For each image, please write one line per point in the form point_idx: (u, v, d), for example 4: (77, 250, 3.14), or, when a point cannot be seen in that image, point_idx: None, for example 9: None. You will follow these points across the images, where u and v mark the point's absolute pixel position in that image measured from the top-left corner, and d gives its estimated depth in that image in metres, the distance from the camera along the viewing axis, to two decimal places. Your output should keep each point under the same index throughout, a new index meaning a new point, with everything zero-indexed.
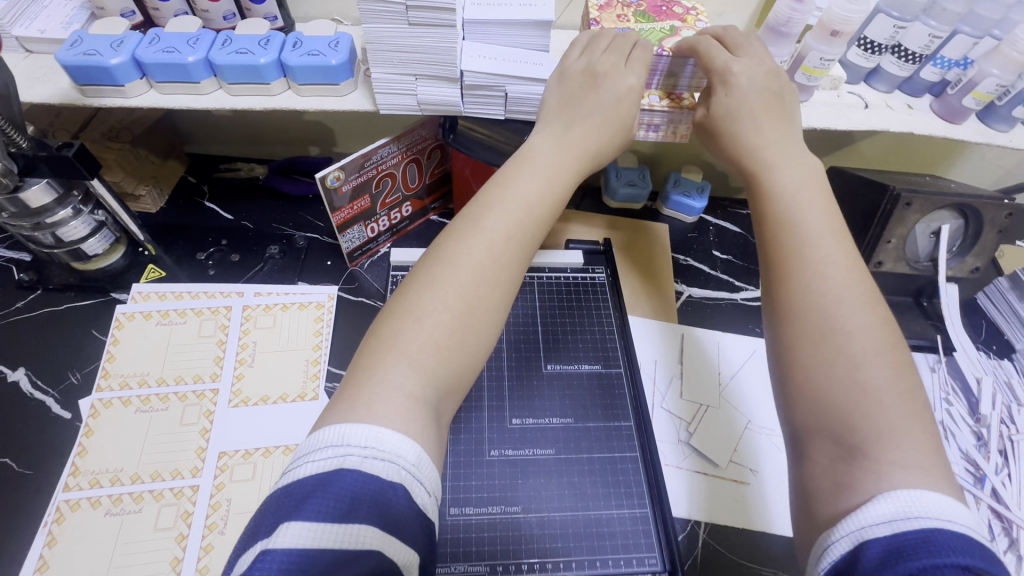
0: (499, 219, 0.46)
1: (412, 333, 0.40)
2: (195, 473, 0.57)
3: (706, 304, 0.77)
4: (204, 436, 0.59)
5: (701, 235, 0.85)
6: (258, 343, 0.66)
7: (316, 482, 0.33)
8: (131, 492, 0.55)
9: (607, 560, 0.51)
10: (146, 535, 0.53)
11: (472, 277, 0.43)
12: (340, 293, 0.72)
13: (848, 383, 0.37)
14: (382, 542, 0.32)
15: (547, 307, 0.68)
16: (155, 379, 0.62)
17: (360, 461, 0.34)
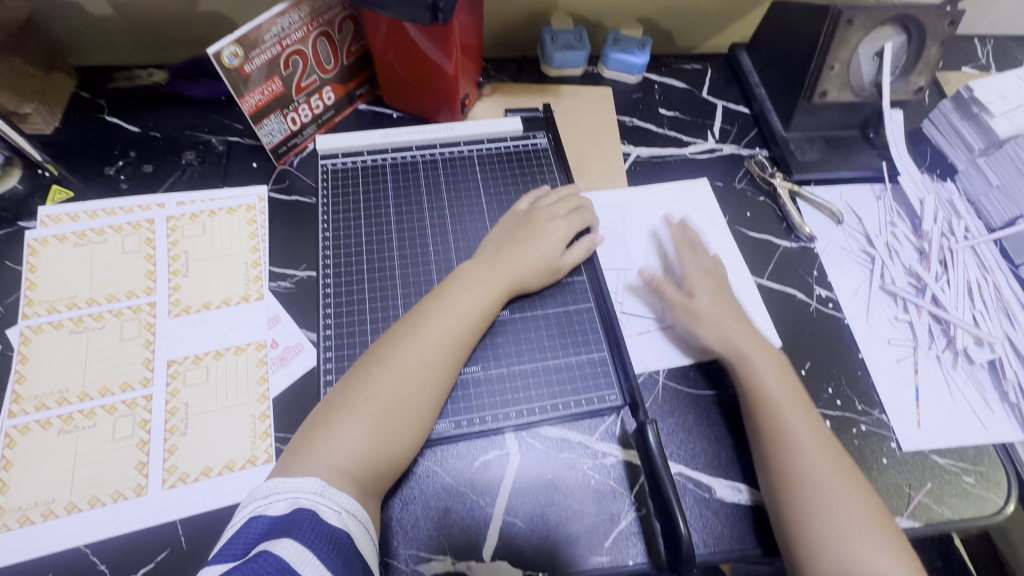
0: (423, 343, 0.51)
1: (354, 407, 0.48)
2: (146, 384, 0.55)
3: (656, 163, 0.76)
4: (149, 348, 0.57)
5: (646, 95, 0.82)
6: (190, 252, 0.62)
7: (269, 522, 0.41)
8: (81, 409, 0.54)
9: (569, 401, 0.55)
10: (106, 446, 0.52)
11: (409, 377, 0.50)
12: (271, 193, 0.68)
13: (816, 506, 0.49)
14: (299, 556, 0.37)
15: (489, 177, 0.65)
16: (85, 301, 0.59)
17: (278, 510, 0.42)
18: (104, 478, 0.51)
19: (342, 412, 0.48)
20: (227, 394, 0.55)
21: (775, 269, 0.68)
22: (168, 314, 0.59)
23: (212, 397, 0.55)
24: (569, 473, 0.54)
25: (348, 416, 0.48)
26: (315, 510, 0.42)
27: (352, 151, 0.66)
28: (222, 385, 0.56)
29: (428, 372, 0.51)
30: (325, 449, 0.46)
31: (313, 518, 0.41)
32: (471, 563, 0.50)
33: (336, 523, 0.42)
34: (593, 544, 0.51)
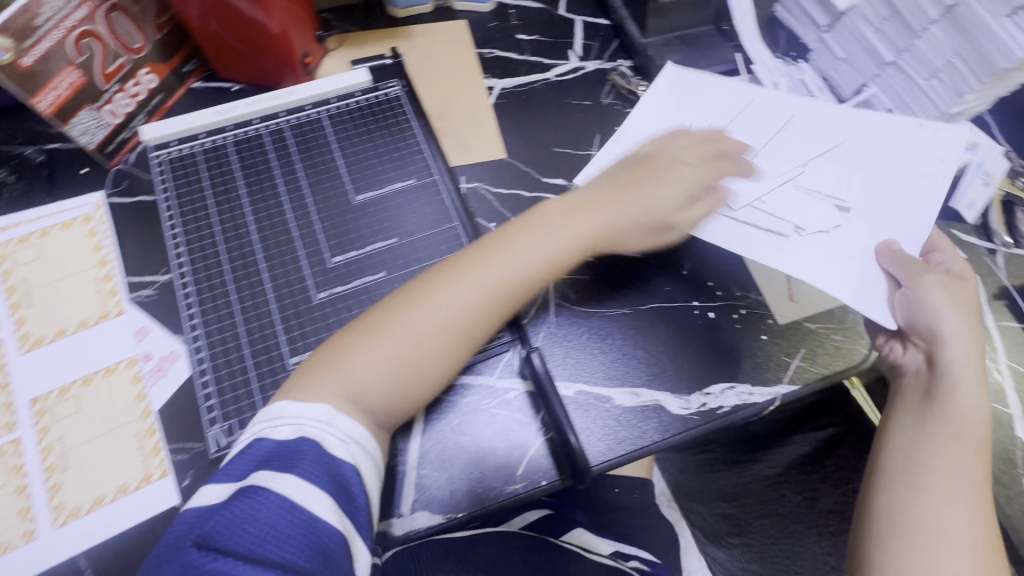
0: (487, 272, 0.51)
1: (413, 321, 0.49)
2: (12, 428, 0.52)
3: (521, 92, 0.73)
4: (6, 389, 0.53)
5: (502, 22, 0.78)
6: (28, 279, 0.57)
7: (272, 454, 0.42)
8: None
9: None
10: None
11: (478, 296, 0.50)
12: (109, 198, 0.62)
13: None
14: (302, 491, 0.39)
15: (343, 137, 0.62)
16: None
17: (269, 429, 0.44)
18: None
19: (359, 347, 0.48)
20: (105, 418, 0.53)
21: None
22: (21, 351, 0.55)
23: (89, 426, 0.52)
24: (474, 415, 0.55)
25: (384, 341, 0.48)
26: (321, 441, 0.43)
27: (187, 135, 0.60)
28: (98, 411, 0.53)
29: (429, 347, 0.49)
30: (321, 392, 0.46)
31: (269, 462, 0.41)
32: (390, 521, 0.51)
33: (343, 454, 0.43)
34: (509, 473, 0.53)
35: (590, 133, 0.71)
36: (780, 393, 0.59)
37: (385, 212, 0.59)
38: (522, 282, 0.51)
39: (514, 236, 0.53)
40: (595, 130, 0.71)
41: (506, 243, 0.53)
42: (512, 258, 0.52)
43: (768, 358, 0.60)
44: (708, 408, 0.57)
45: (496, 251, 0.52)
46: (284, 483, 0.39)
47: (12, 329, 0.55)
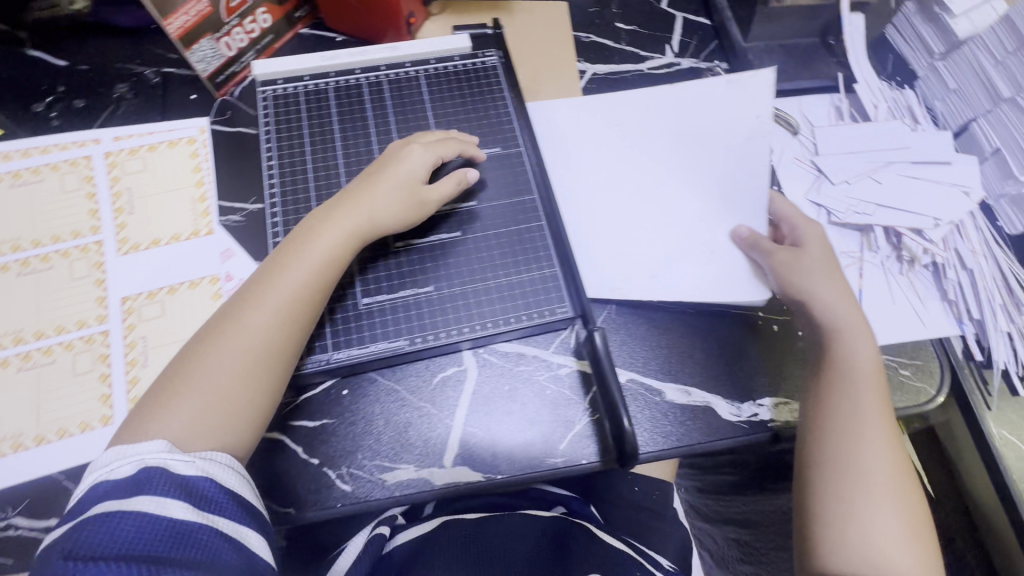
0: (283, 285, 0.49)
1: (229, 335, 0.48)
2: (102, 320, 0.56)
3: (613, 80, 0.73)
4: (101, 286, 0.57)
5: (603, 8, 0.78)
6: (133, 189, 0.61)
7: (109, 489, 0.40)
8: (40, 347, 0.54)
9: (522, 315, 0.56)
10: (67, 380, 0.53)
11: (266, 325, 0.48)
12: (213, 126, 0.65)
13: None
14: (157, 503, 0.39)
15: (436, 97, 0.63)
16: (29, 242, 0.58)
17: (108, 471, 0.41)
18: (72, 409, 0.52)
19: (193, 374, 0.46)
20: (186, 326, 0.56)
21: None
22: (120, 253, 0.59)
23: (171, 331, 0.56)
24: (522, 384, 0.56)
25: (205, 364, 0.47)
26: (167, 467, 0.41)
27: (292, 77, 0.63)
28: (180, 318, 0.57)
29: (232, 381, 0.46)
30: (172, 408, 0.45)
31: (141, 485, 0.40)
32: (433, 470, 0.53)
33: (190, 471, 0.42)
34: (550, 445, 0.54)
35: None
36: None
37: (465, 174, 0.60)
38: (320, 269, 0.51)
39: (384, 204, 0.53)
40: None
41: (334, 238, 0.52)
42: (294, 272, 0.50)
43: None
44: (758, 420, 0.56)
45: (298, 249, 0.51)
46: (181, 506, 0.40)
47: (115, 231, 0.59)
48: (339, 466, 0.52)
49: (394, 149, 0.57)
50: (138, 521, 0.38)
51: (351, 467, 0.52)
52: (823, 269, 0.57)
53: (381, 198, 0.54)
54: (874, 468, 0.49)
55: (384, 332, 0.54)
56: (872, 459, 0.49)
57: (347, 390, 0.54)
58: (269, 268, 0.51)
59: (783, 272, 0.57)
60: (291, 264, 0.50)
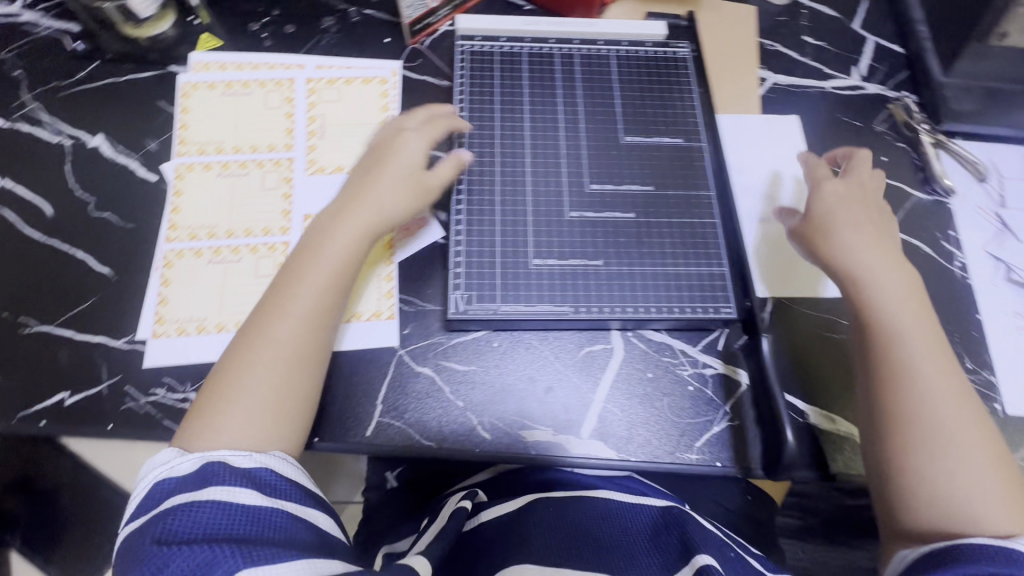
0: (318, 268, 0.51)
1: (269, 342, 0.48)
2: (285, 232, 0.59)
3: (793, 93, 0.71)
4: (287, 200, 0.61)
5: (792, 19, 0.76)
6: (326, 116, 0.64)
7: (174, 486, 0.42)
8: (229, 244, 0.58)
9: (684, 306, 0.56)
10: (248, 280, 0.57)
11: (292, 330, 0.48)
12: (404, 71, 0.68)
13: (938, 457, 0.47)
14: (225, 493, 0.41)
15: (625, 78, 0.64)
16: (232, 149, 0.62)
17: (174, 468, 0.43)
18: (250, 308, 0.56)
19: (240, 381, 0.47)
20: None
21: (902, 219, 0.66)
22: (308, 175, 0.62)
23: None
24: (666, 375, 0.56)
25: (249, 372, 0.47)
26: (226, 462, 0.43)
27: (491, 35, 0.65)
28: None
29: (281, 384, 0.47)
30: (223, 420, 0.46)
31: (207, 480, 0.42)
32: (570, 438, 0.54)
33: (251, 462, 0.44)
34: (687, 440, 0.54)
35: None
36: None
37: (645, 158, 0.60)
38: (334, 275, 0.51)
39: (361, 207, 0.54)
40: None
41: (308, 239, 0.52)
42: (316, 275, 0.50)
43: None
44: None
45: (313, 256, 0.51)
46: (249, 495, 0.42)
47: (306, 153, 0.63)
48: (480, 413, 0.54)
49: (385, 145, 0.57)
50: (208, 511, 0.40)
51: (492, 418, 0.54)
52: (866, 236, 0.55)
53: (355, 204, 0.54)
54: (951, 431, 0.47)
55: (549, 294, 0.55)
56: (940, 417, 0.48)
57: (498, 342, 0.56)
58: (288, 271, 0.51)
59: (816, 241, 0.56)
60: (315, 262, 0.51)
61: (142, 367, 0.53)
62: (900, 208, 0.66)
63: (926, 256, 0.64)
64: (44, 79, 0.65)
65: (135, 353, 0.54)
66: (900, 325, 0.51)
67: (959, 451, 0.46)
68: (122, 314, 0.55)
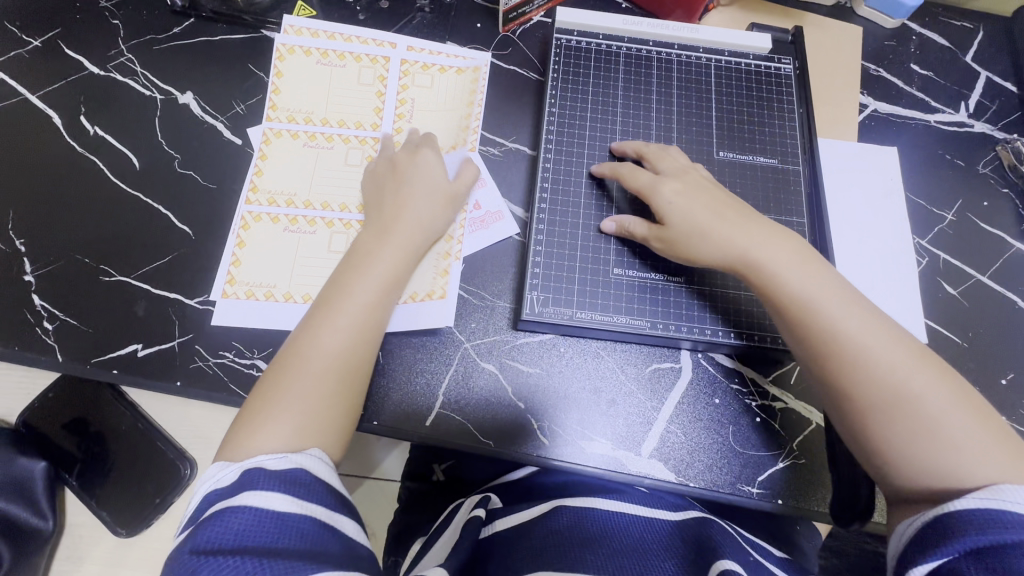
0: (369, 279, 0.51)
1: (312, 348, 0.48)
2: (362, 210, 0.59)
3: (894, 123, 0.68)
4: None
5: (900, 45, 0.72)
6: (416, 100, 0.64)
7: (217, 492, 0.41)
8: (305, 215, 0.58)
9: (764, 336, 0.54)
10: (321, 254, 0.57)
11: (340, 338, 0.48)
12: (493, 59, 0.66)
13: (916, 420, 0.42)
14: (264, 501, 0.39)
15: (724, 91, 0.61)
16: (319, 119, 0.62)
17: (219, 478, 0.42)
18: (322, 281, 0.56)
19: (285, 387, 0.47)
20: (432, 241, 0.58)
21: (999, 269, 0.62)
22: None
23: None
24: (735, 403, 0.54)
25: (290, 378, 0.47)
26: (264, 467, 0.42)
27: (589, 31, 0.63)
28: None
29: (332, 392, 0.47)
30: (266, 432, 0.45)
31: (248, 486, 0.40)
32: (630, 454, 0.52)
33: (288, 466, 0.42)
34: (749, 473, 0.52)
35: (952, 196, 0.65)
36: None
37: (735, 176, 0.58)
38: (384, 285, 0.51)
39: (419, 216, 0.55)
40: (959, 194, 0.65)
41: (366, 242, 0.53)
42: (367, 284, 0.51)
43: None
44: None
45: (362, 271, 0.51)
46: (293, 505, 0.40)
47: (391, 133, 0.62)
48: (541, 417, 0.53)
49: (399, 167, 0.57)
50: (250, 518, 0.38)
51: (553, 423, 0.53)
52: (762, 230, 0.50)
53: (406, 213, 0.54)
54: (923, 399, 0.42)
55: (627, 307, 0.55)
56: (896, 374, 0.43)
57: (566, 347, 0.55)
58: (339, 276, 0.52)
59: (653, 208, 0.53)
60: (361, 270, 0.51)
61: (214, 330, 0.54)
62: (998, 258, 0.63)
63: (1022, 312, 0.60)
64: (140, 32, 0.65)
65: (208, 314, 0.54)
66: (801, 290, 0.47)
67: (937, 417, 0.41)
68: (199, 274, 0.55)
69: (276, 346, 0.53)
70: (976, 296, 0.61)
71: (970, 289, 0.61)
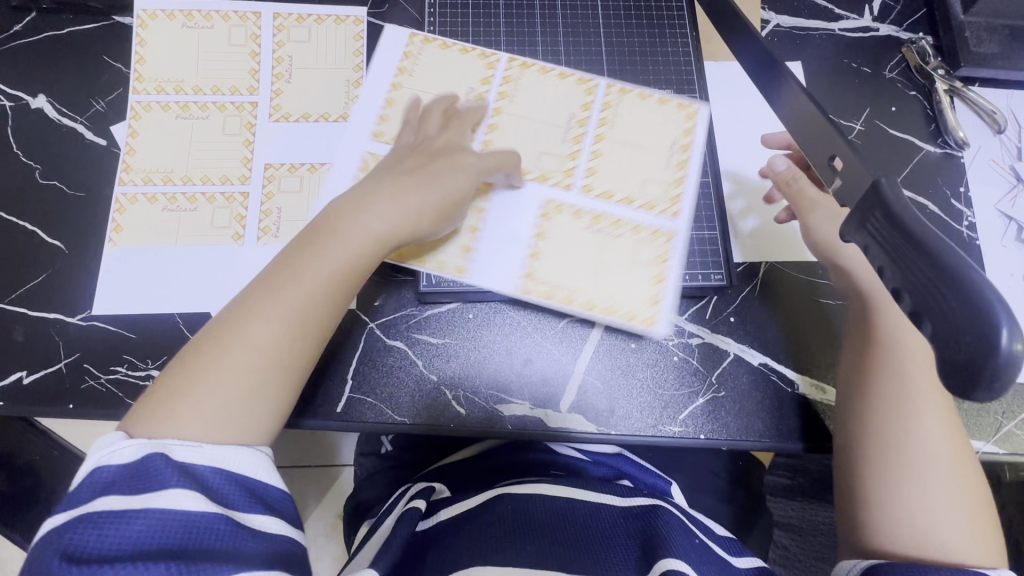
0: (365, 240, 0.47)
1: (296, 282, 0.45)
2: (244, 181, 0.56)
3: (798, 37, 0.65)
4: (248, 147, 0.57)
5: None
6: (295, 58, 0.59)
7: (116, 475, 0.37)
8: (185, 192, 0.55)
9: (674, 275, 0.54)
10: (203, 231, 0.54)
11: (326, 282, 0.46)
12: (368, 18, 0.62)
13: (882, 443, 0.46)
14: (179, 501, 0.36)
15: (613, 31, 0.62)
16: (191, 87, 0.58)
17: (110, 454, 0.38)
18: (210, 262, 0.53)
19: (231, 339, 0.43)
20: (320, 207, 0.56)
21: (909, 176, 0.61)
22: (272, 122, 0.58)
23: (305, 206, 0.56)
24: (654, 348, 0.54)
25: (268, 311, 0.44)
26: (169, 453, 0.38)
27: None
28: (316, 198, 0.56)
29: (296, 337, 0.44)
30: (198, 403, 0.41)
31: (154, 478, 0.36)
32: (549, 412, 0.52)
33: (195, 458, 0.39)
34: (671, 413, 0.52)
35: (859, 106, 0.63)
36: (982, 450, 0.52)
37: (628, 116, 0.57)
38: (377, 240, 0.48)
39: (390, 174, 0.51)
40: (867, 104, 0.63)
41: (409, 201, 0.49)
42: (352, 239, 0.47)
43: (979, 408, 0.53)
44: None
45: (346, 232, 0.47)
46: (203, 500, 0.36)
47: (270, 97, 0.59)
48: (456, 388, 0.52)
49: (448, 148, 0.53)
50: (145, 516, 0.35)
51: (468, 393, 0.52)
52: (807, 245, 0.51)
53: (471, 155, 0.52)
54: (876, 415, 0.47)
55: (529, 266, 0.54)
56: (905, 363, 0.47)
57: (471, 314, 0.54)
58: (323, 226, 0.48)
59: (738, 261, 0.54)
60: (359, 216, 0.48)
61: (102, 347, 0.51)
62: (908, 163, 0.61)
63: (933, 215, 0.60)
64: None
65: (92, 329, 0.51)
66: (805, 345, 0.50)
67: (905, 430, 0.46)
68: (77, 290, 0.52)
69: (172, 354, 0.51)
70: None
71: None
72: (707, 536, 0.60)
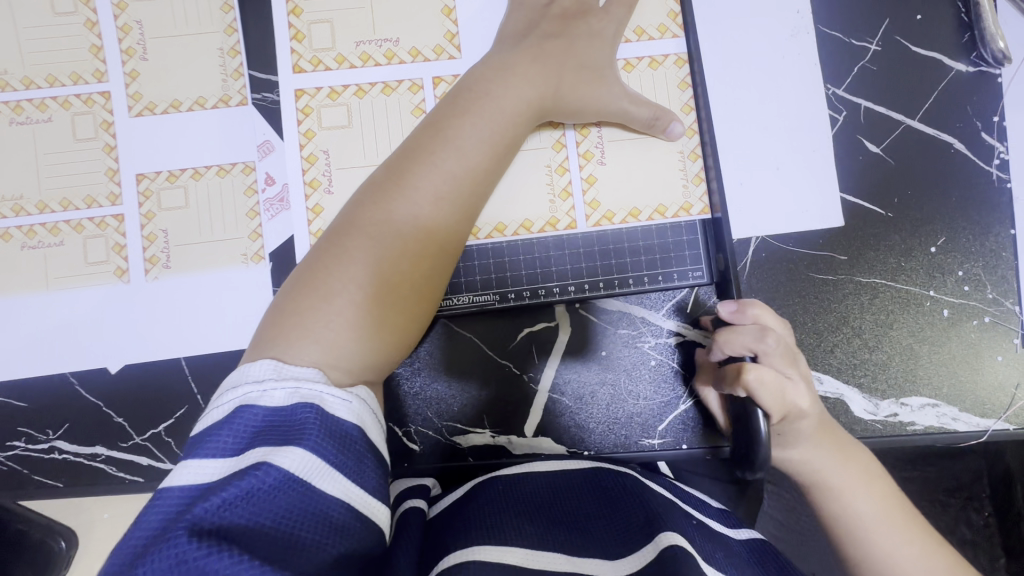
0: (501, 104, 0.40)
1: (414, 190, 0.38)
2: (114, 201, 0.45)
3: None
4: (111, 154, 0.45)
5: None
6: (144, 24, 0.46)
7: (264, 421, 0.30)
8: (44, 223, 0.45)
9: (642, 277, 0.46)
10: (77, 270, 0.45)
11: (466, 156, 0.39)
12: None
13: None
14: (311, 470, 0.28)
15: None
16: (19, 81, 0.45)
17: (259, 395, 0.31)
18: (95, 310, 0.45)
19: (403, 191, 0.38)
20: (379, 144, 0.44)
21: (933, 106, 0.50)
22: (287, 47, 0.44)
23: (359, 146, 0.44)
24: (633, 354, 0.47)
25: (418, 179, 0.38)
26: (320, 405, 0.31)
27: None
28: (370, 131, 0.44)
29: (445, 213, 0.38)
30: (321, 308, 0.35)
31: (297, 434, 0.29)
32: (512, 438, 0.47)
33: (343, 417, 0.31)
34: (648, 424, 0.46)
35: (874, 17, 0.50)
36: (991, 428, 0.48)
37: (599, 60, 0.43)
38: (486, 131, 0.40)
39: (505, 51, 0.42)
40: (885, 12, 0.50)
41: (523, 61, 0.42)
42: (493, 105, 0.40)
43: (993, 381, 0.48)
44: (897, 421, 0.48)
45: (477, 110, 0.40)
46: (331, 475, 0.29)
47: (287, 17, 0.44)
48: (406, 422, 0.47)
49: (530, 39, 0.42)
50: (276, 480, 0.28)
51: (443, 431, 0.47)
52: None
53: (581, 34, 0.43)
54: None
55: (479, 286, 0.46)
56: None
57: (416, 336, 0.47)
58: (433, 122, 0.40)
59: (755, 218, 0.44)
60: (457, 109, 0.40)
61: None
62: (932, 90, 0.50)
63: (958, 155, 0.49)
64: None
65: None
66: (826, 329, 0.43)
67: None
68: None
69: (72, 421, 0.44)
70: (905, 149, 0.49)
71: (897, 140, 0.49)
72: (700, 511, 0.43)
